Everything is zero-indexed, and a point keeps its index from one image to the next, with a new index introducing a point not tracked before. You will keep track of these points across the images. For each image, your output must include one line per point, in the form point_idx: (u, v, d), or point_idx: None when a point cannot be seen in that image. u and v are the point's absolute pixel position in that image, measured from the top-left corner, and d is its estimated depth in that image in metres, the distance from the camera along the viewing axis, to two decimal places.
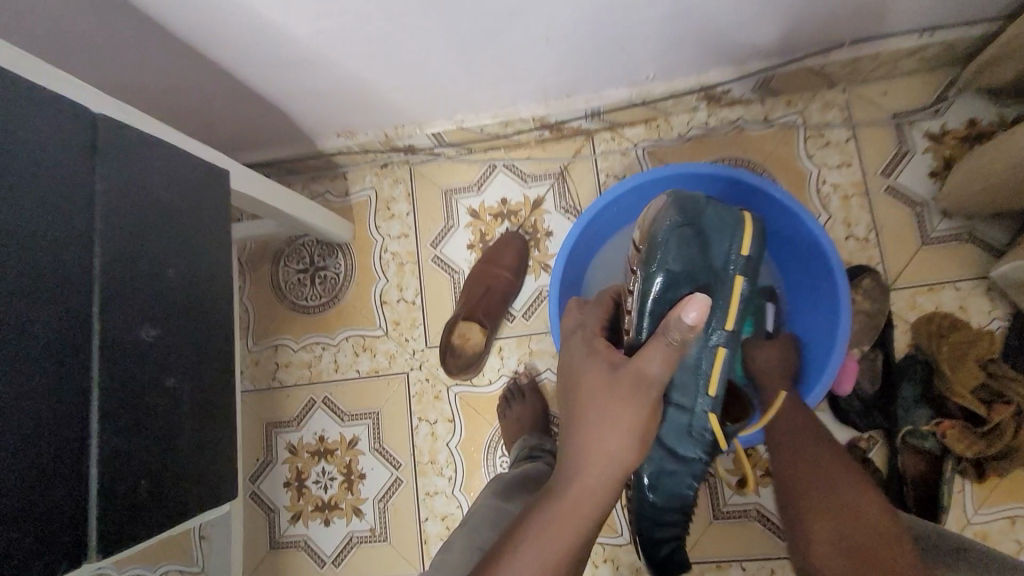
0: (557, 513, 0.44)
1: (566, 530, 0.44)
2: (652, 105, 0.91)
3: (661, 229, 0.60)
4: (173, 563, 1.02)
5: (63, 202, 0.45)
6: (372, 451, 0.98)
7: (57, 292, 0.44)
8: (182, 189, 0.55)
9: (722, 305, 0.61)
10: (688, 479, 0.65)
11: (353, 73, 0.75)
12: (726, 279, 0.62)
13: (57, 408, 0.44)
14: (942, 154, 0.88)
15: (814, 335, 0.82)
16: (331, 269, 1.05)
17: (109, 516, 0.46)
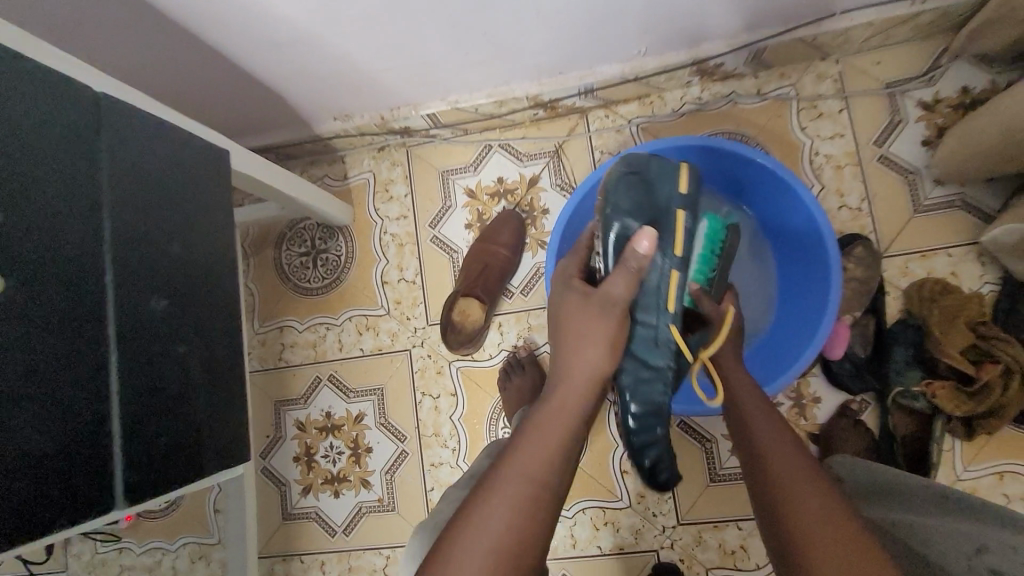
0: (551, 414, 0.55)
1: (556, 427, 0.54)
2: (645, 81, 0.91)
3: (608, 181, 0.67)
4: (193, 534, 1.07)
5: (73, 176, 0.48)
6: (378, 425, 1.02)
7: (72, 266, 0.47)
8: (184, 169, 0.57)
9: (669, 236, 0.65)
10: (662, 386, 0.66)
11: (347, 54, 0.77)
12: (670, 213, 0.66)
13: (75, 372, 0.47)
14: (935, 122, 0.88)
15: (802, 310, 0.84)
16: (333, 252, 1.07)
17: (133, 470, 0.49)
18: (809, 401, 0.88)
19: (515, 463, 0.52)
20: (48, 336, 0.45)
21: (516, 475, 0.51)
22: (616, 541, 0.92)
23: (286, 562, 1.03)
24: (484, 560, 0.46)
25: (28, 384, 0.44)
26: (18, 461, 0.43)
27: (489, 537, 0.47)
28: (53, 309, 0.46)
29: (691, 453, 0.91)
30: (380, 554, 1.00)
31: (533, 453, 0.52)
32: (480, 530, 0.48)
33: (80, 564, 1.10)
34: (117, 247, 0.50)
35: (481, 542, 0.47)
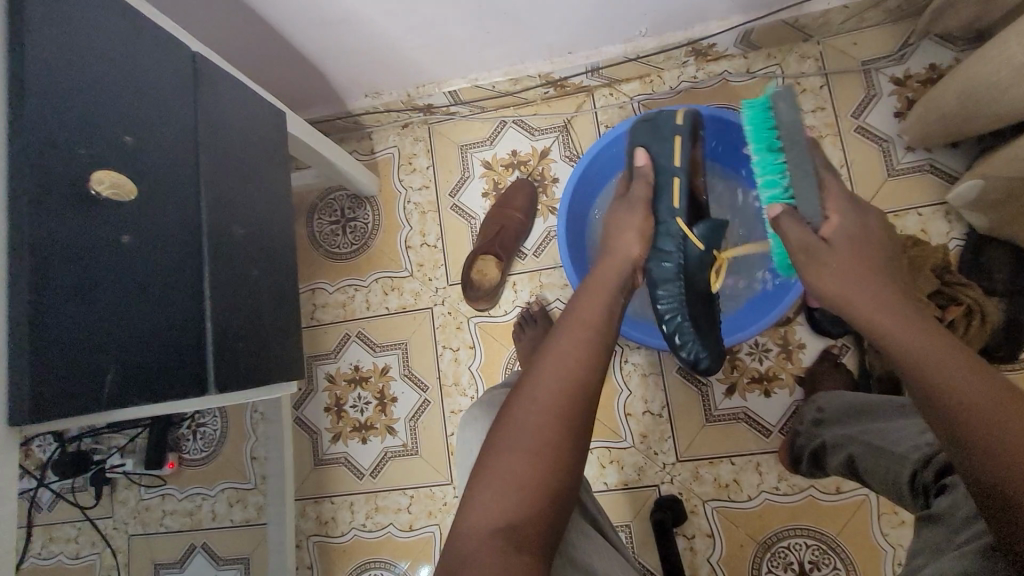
0: (595, 284, 0.67)
1: (603, 293, 0.66)
2: (645, 60, 1.02)
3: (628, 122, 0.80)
4: (230, 480, 1.16)
5: (176, 114, 0.57)
6: (402, 377, 1.11)
7: (175, 186, 0.56)
8: (254, 121, 0.67)
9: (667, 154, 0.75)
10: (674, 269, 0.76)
11: (384, 31, 0.87)
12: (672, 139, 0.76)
13: (179, 274, 0.56)
14: (906, 96, 0.98)
15: None
16: (360, 220, 1.17)
17: (222, 362, 0.58)
18: (795, 346, 0.97)
19: (572, 319, 0.62)
20: (159, 242, 0.54)
21: (577, 323, 0.62)
22: (621, 477, 0.99)
23: (317, 503, 1.12)
24: (556, 374, 0.56)
25: (147, 279, 0.53)
26: (140, 340, 0.52)
27: (562, 365, 0.57)
28: (162, 221, 0.55)
29: (688, 395, 0.99)
30: (405, 494, 1.08)
31: (586, 306, 0.64)
32: (550, 364, 0.57)
33: (124, 511, 1.19)
34: (210, 175, 0.59)
35: (555, 372, 0.56)
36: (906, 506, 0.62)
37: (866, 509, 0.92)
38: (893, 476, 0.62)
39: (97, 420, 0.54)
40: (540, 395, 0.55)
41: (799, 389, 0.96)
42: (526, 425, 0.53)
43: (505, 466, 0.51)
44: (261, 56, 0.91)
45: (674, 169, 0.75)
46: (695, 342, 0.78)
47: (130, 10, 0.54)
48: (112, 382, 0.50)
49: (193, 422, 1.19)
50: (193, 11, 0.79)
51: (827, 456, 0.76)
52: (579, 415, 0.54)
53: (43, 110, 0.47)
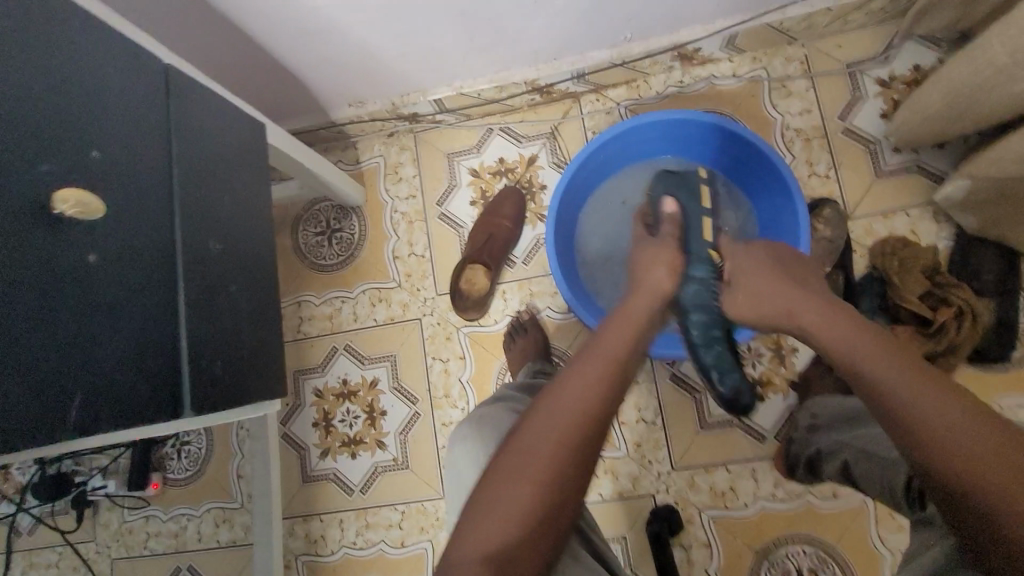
0: (622, 320, 0.64)
1: (631, 326, 0.63)
2: (631, 66, 1.01)
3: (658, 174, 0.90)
4: (216, 500, 1.13)
5: (148, 128, 0.56)
6: (391, 390, 1.09)
7: (146, 203, 0.54)
8: (231, 134, 0.65)
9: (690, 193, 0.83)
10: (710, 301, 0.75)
11: (365, 40, 0.85)
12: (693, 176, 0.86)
13: (153, 294, 0.54)
14: (892, 98, 0.98)
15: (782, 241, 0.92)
16: (346, 231, 1.15)
17: (198, 383, 0.56)
18: (788, 350, 0.96)
19: (596, 348, 0.59)
20: (132, 262, 0.53)
21: (596, 353, 0.58)
22: (616, 488, 0.98)
23: (306, 522, 1.09)
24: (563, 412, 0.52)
25: (118, 300, 0.51)
26: (111, 364, 0.50)
27: (580, 396, 0.53)
28: (135, 240, 0.53)
29: (682, 402, 0.98)
30: (396, 510, 1.06)
31: (609, 337, 0.61)
32: (566, 394, 0.54)
33: (107, 534, 1.15)
34: (184, 191, 0.58)
35: (574, 401, 0.53)
36: (900, 511, 0.62)
37: (864, 514, 0.90)
38: (886, 481, 0.61)
39: (68, 445, 0.53)
40: (547, 421, 0.52)
41: (793, 394, 0.95)
42: (532, 454, 0.50)
43: (505, 494, 0.49)
44: (241, 67, 0.90)
45: (701, 208, 0.82)
46: (732, 374, 0.79)
47: (99, 22, 0.52)
48: (82, 409, 0.48)
49: (178, 440, 1.16)
50: (169, 23, 0.78)
51: (821, 463, 0.75)
52: (589, 448, 0.51)
53: (5, 130, 0.45)
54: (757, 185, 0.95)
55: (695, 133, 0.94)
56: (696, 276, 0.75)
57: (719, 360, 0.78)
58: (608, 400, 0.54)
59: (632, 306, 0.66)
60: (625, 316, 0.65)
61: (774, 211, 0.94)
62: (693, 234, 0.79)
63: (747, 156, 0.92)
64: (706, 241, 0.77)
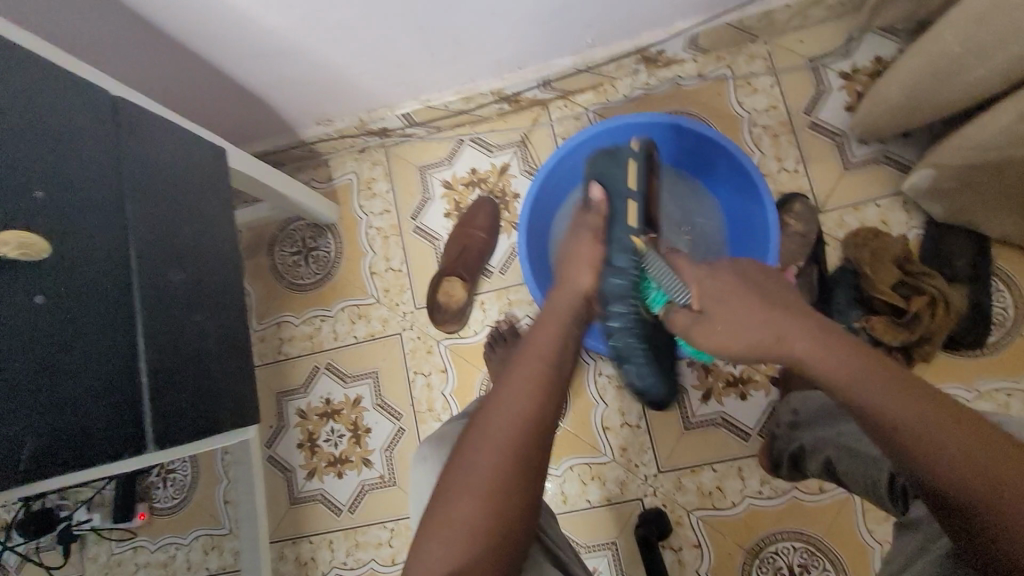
0: (552, 321, 0.65)
1: (560, 323, 0.65)
2: (597, 71, 1.01)
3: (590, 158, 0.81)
4: (204, 527, 1.12)
5: (99, 163, 0.55)
6: (375, 406, 1.08)
7: (97, 240, 0.54)
8: (188, 161, 0.65)
9: (617, 178, 0.75)
10: (627, 289, 0.71)
11: (326, 59, 0.85)
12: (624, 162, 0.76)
13: (108, 330, 0.54)
14: (855, 89, 0.99)
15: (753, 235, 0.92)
16: (322, 249, 1.15)
17: (162, 415, 0.56)
18: None
19: (530, 356, 0.60)
20: (86, 298, 0.53)
21: (529, 357, 0.60)
22: (604, 494, 0.97)
23: (295, 545, 1.08)
24: (505, 423, 0.53)
25: (72, 338, 0.52)
26: (66, 402, 0.51)
27: (513, 413, 0.54)
28: (87, 276, 0.53)
29: (664, 404, 0.98)
30: (385, 527, 1.05)
31: (543, 339, 0.62)
32: (500, 414, 0.54)
33: (96, 567, 1.14)
34: (137, 224, 0.57)
35: (507, 419, 0.53)
36: (885, 508, 0.62)
37: (851, 507, 0.90)
38: (869, 478, 0.62)
39: (33, 487, 0.53)
40: (485, 442, 0.52)
41: (774, 389, 0.95)
42: (472, 476, 0.50)
43: (452, 516, 0.49)
44: (203, 92, 0.90)
45: (628, 194, 0.74)
46: (643, 365, 0.77)
47: (44, 60, 0.52)
48: (34, 448, 0.49)
49: (163, 469, 1.15)
50: (127, 53, 0.78)
51: (806, 459, 0.75)
52: (533, 463, 0.52)
53: None
54: (726, 181, 0.95)
55: (662, 135, 0.94)
56: (618, 267, 0.70)
57: (630, 348, 0.75)
58: (540, 409, 0.54)
59: (553, 304, 0.68)
60: (549, 315, 0.66)
61: (743, 207, 0.94)
62: (617, 221, 0.73)
63: (714, 154, 0.92)
64: (628, 228, 0.72)
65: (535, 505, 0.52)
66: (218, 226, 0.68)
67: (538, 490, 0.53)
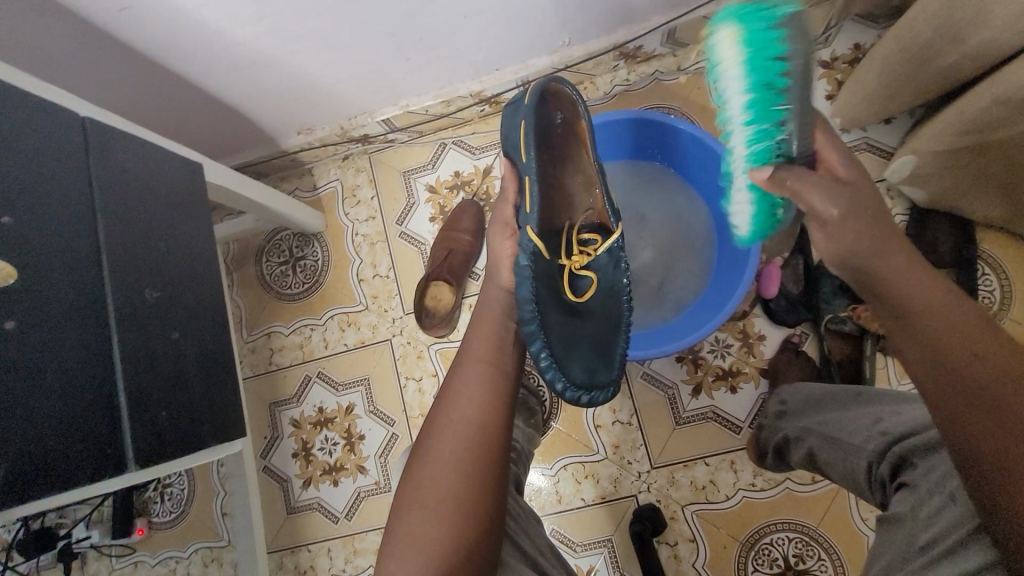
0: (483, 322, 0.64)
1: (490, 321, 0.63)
2: (575, 69, 1.01)
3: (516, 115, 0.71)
4: (203, 540, 1.12)
5: (67, 186, 0.56)
6: (367, 413, 1.08)
7: (67, 260, 0.55)
8: (159, 174, 0.65)
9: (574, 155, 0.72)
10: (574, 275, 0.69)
11: (301, 69, 0.85)
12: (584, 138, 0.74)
13: (83, 351, 0.54)
14: (835, 78, 0.99)
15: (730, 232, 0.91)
16: (310, 258, 1.15)
17: (139, 435, 0.57)
18: (755, 339, 0.96)
19: (467, 364, 0.60)
20: (60, 324, 0.53)
21: (469, 364, 0.60)
22: (598, 492, 0.97)
23: (293, 554, 1.08)
24: (451, 437, 0.54)
25: (43, 360, 0.52)
26: (41, 428, 0.51)
27: (460, 431, 0.54)
28: (61, 301, 0.53)
29: (655, 400, 0.98)
30: (382, 533, 1.05)
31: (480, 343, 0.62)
32: (445, 435, 0.55)
33: None
34: (109, 244, 0.58)
35: (450, 436, 0.54)
36: (863, 496, 0.63)
37: (844, 496, 0.90)
38: (847, 468, 0.63)
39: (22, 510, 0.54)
40: (438, 467, 0.53)
41: (764, 381, 0.95)
42: (433, 498, 0.51)
43: (409, 531, 0.50)
44: (180, 107, 0.90)
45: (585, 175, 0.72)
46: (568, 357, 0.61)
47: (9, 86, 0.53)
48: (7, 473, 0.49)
49: (160, 483, 1.15)
50: (100, 70, 0.78)
51: (790, 450, 0.74)
52: (481, 470, 0.53)
53: None
54: (702, 178, 0.95)
55: (640, 134, 0.94)
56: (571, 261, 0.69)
57: None
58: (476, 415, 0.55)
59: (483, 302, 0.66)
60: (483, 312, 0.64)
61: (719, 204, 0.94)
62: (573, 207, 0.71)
63: (691, 151, 0.92)
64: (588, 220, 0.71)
65: (495, 509, 0.53)
66: (195, 241, 0.68)
67: (495, 493, 0.53)
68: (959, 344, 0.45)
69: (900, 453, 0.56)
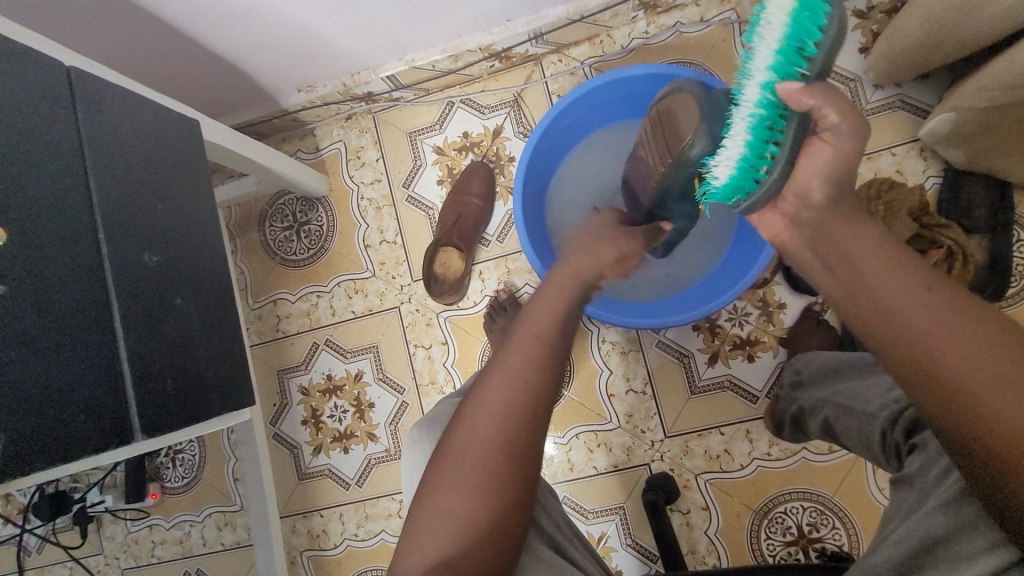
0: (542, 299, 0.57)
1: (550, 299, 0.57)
2: (591, 20, 0.95)
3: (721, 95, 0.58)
4: (216, 505, 1.13)
5: (56, 144, 0.52)
6: (377, 381, 1.07)
7: (59, 225, 0.52)
8: (150, 128, 0.61)
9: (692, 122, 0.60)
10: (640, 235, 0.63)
11: (301, 20, 0.80)
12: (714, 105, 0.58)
13: (81, 320, 0.52)
14: (871, 29, 0.92)
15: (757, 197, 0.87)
16: (314, 223, 1.11)
17: (145, 404, 0.55)
18: (775, 307, 0.93)
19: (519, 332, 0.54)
20: (56, 291, 0.51)
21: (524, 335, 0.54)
22: (610, 460, 0.97)
23: (306, 519, 1.09)
24: (492, 419, 0.50)
25: (40, 328, 0.50)
26: (44, 396, 0.49)
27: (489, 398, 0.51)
28: (54, 267, 0.51)
29: (670, 368, 0.96)
30: (393, 499, 1.05)
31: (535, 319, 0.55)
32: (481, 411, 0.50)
33: (114, 545, 1.16)
34: (103, 205, 0.55)
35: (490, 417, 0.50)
36: (880, 467, 0.60)
37: (860, 466, 0.89)
38: (863, 437, 0.59)
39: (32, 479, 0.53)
40: (467, 459, 0.49)
41: (783, 350, 0.92)
42: (457, 467, 0.49)
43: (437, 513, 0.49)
44: (174, 62, 0.85)
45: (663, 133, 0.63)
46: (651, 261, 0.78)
47: None
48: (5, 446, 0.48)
49: (171, 450, 1.15)
50: (87, 20, 0.73)
51: (807, 419, 0.72)
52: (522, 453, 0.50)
53: None
54: None
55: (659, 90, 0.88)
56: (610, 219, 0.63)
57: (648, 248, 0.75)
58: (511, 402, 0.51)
59: None
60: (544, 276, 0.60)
61: None
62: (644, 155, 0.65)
63: None
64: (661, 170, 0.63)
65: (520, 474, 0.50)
66: (194, 203, 0.64)
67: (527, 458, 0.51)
68: (905, 293, 0.42)
69: (913, 418, 0.53)
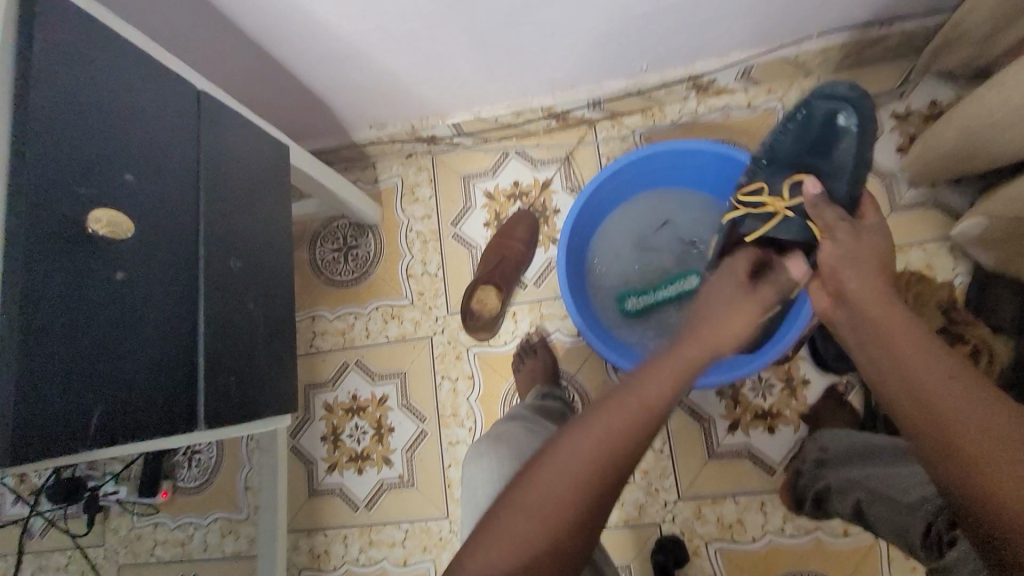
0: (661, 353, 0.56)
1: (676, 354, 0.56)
2: (647, 94, 1.02)
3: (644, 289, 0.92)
4: (224, 511, 1.14)
5: (178, 148, 0.59)
6: (400, 407, 1.10)
7: (166, 226, 0.57)
8: (243, 146, 0.67)
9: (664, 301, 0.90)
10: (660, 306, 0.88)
11: (391, 68, 0.88)
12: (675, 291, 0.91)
13: (173, 311, 0.57)
14: (908, 131, 0.99)
15: None
16: (362, 248, 1.18)
17: (211, 395, 0.59)
18: (799, 382, 0.95)
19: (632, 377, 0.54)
20: (158, 286, 0.56)
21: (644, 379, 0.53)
22: (622, 515, 0.97)
23: (310, 536, 1.09)
24: (600, 444, 0.48)
25: (145, 309, 0.54)
26: (134, 379, 0.53)
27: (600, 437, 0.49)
28: (161, 260, 0.56)
29: (690, 431, 0.97)
30: (399, 528, 1.06)
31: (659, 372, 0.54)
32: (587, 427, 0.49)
33: (115, 538, 1.17)
34: (207, 216, 0.61)
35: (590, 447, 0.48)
36: (914, 556, 0.62)
37: (876, 552, 0.89)
38: (900, 526, 0.61)
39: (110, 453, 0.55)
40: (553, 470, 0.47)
41: (804, 427, 0.94)
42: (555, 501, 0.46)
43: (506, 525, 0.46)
44: (269, 92, 0.93)
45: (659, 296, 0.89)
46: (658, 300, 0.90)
47: (151, 62, 0.57)
48: (110, 416, 0.51)
49: (189, 449, 1.17)
50: (194, 61, 0.81)
51: (832, 499, 0.73)
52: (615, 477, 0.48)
53: (65, 168, 0.49)
54: None
55: (701, 163, 0.95)
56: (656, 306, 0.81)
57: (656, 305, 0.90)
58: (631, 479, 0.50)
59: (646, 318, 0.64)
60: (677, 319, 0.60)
61: None
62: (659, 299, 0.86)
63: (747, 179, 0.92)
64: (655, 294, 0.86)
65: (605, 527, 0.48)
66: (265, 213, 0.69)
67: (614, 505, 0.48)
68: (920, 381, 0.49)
69: None
